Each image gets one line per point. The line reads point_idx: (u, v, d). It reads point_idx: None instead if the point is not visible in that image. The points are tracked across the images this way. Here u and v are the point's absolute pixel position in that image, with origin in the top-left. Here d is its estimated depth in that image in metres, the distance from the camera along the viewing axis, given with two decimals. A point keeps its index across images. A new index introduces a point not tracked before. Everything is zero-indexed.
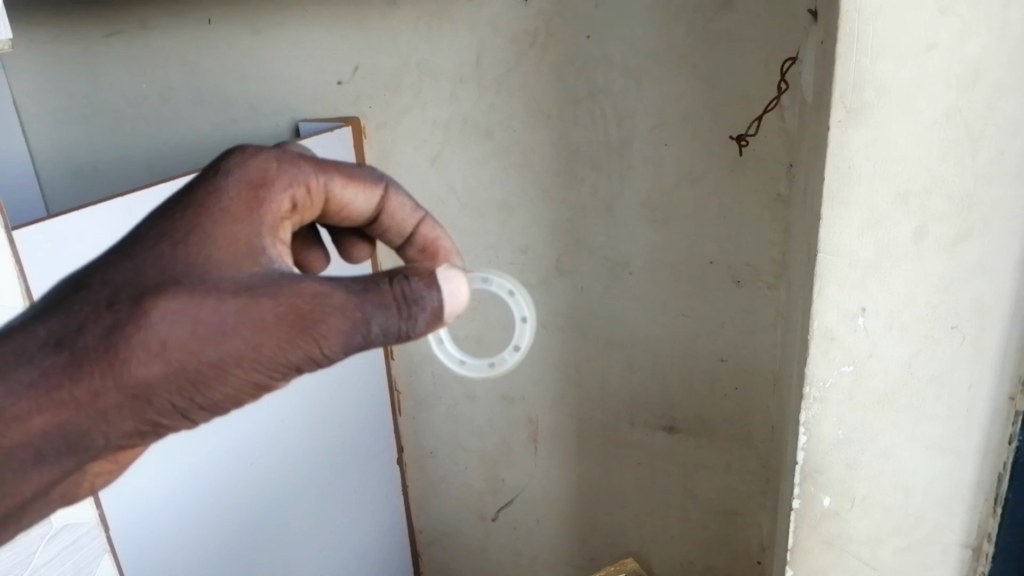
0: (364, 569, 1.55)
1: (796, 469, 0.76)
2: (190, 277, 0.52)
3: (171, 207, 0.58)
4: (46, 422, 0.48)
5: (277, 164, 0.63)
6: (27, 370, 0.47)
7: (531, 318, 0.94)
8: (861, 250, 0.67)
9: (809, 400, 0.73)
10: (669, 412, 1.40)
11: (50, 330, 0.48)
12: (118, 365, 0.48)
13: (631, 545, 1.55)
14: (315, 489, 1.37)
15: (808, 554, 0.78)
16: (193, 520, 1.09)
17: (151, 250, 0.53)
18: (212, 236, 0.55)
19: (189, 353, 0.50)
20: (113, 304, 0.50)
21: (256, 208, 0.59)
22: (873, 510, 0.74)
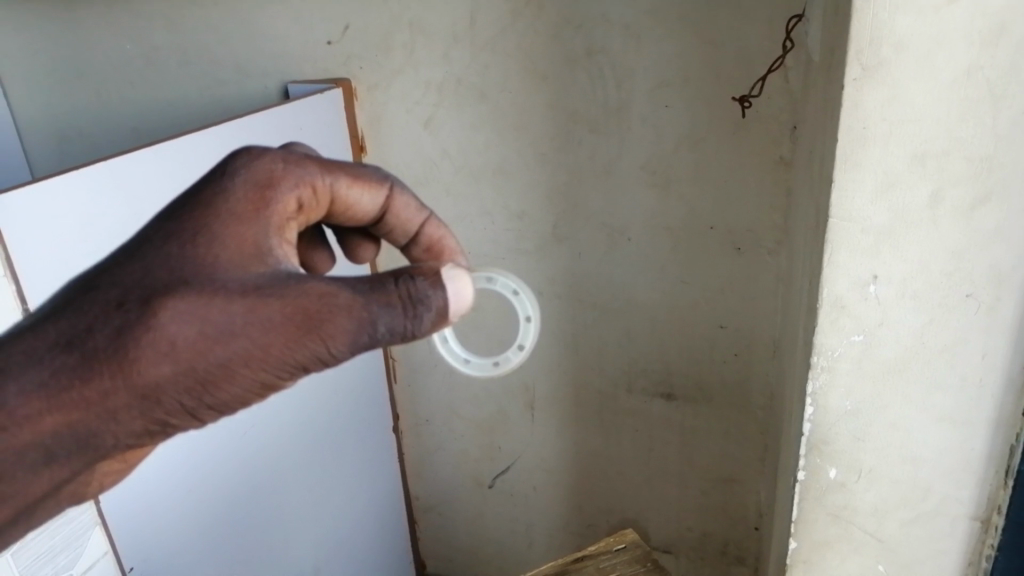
0: (364, 538, 1.56)
1: (802, 440, 0.74)
2: (197, 278, 0.51)
3: (177, 210, 0.55)
4: (58, 422, 0.48)
5: (283, 165, 0.60)
6: (37, 371, 0.47)
7: (535, 317, 0.87)
8: (874, 215, 0.64)
9: (817, 369, 0.71)
10: (668, 378, 1.38)
11: (60, 331, 0.48)
12: (127, 364, 0.48)
13: (628, 512, 1.54)
14: (316, 467, 1.36)
15: (812, 526, 0.77)
16: (195, 501, 1.09)
17: (158, 250, 0.52)
18: (218, 237, 0.53)
19: (197, 353, 0.49)
20: (123, 304, 0.49)
21: (262, 210, 0.57)
22: (880, 482, 0.73)
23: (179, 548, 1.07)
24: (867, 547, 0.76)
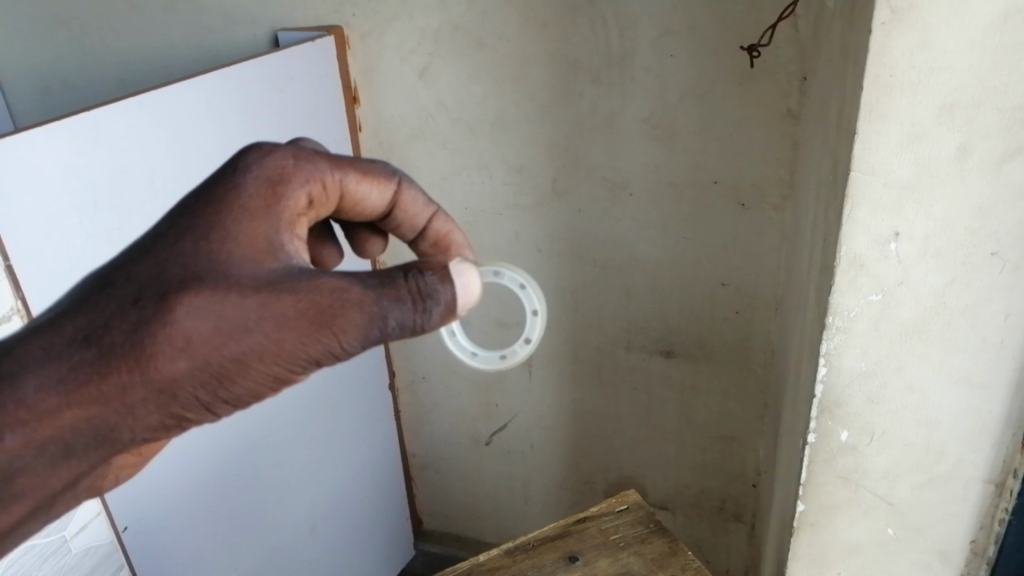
0: (362, 500, 1.56)
1: (813, 403, 0.72)
2: (211, 274, 0.50)
3: (191, 206, 0.54)
4: (76, 418, 0.47)
5: (294, 160, 0.59)
6: (55, 367, 0.47)
7: (543, 309, 0.86)
8: (899, 169, 0.61)
9: (832, 330, 0.68)
10: (667, 336, 1.36)
11: (77, 327, 0.48)
12: (144, 360, 0.47)
13: (626, 469, 1.54)
14: (315, 436, 1.37)
15: (821, 489, 0.75)
16: (192, 465, 1.08)
17: (172, 247, 0.51)
18: (231, 232, 0.52)
19: (212, 348, 0.49)
20: (138, 300, 0.49)
21: (272, 206, 0.55)
22: (893, 444, 0.71)
23: (175, 508, 1.07)
24: (877, 510, 0.74)
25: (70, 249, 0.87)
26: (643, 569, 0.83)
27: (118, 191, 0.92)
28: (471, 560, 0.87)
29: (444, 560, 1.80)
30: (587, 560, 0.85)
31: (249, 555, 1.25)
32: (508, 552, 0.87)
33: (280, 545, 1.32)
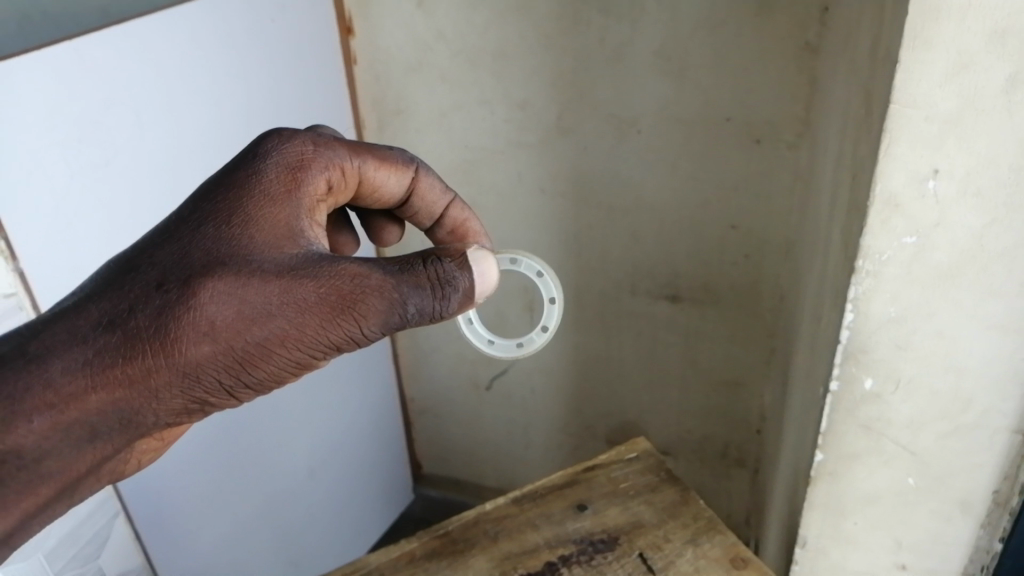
0: (363, 449, 1.56)
1: (838, 350, 0.69)
2: (233, 260, 0.54)
3: (212, 193, 0.58)
4: (102, 401, 0.52)
5: (313, 147, 0.64)
6: (83, 351, 0.51)
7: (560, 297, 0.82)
8: (943, 101, 0.57)
9: (862, 274, 0.64)
10: (674, 280, 1.32)
11: (106, 311, 0.52)
12: (169, 344, 0.52)
13: (628, 414, 1.52)
14: (317, 387, 1.36)
15: (842, 438, 0.72)
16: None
17: (195, 232, 0.55)
18: (253, 218, 0.57)
19: (237, 331, 0.53)
20: (163, 285, 0.53)
21: (291, 193, 0.60)
22: (920, 393, 0.68)
23: (172, 455, 1.04)
24: (898, 459, 0.72)
25: (53, 189, 0.83)
26: (654, 518, 0.81)
27: (105, 125, 0.87)
28: (476, 509, 0.85)
29: (443, 504, 1.79)
30: (595, 509, 0.83)
31: (244, 501, 1.23)
32: (514, 501, 0.85)
33: (282, 496, 1.32)
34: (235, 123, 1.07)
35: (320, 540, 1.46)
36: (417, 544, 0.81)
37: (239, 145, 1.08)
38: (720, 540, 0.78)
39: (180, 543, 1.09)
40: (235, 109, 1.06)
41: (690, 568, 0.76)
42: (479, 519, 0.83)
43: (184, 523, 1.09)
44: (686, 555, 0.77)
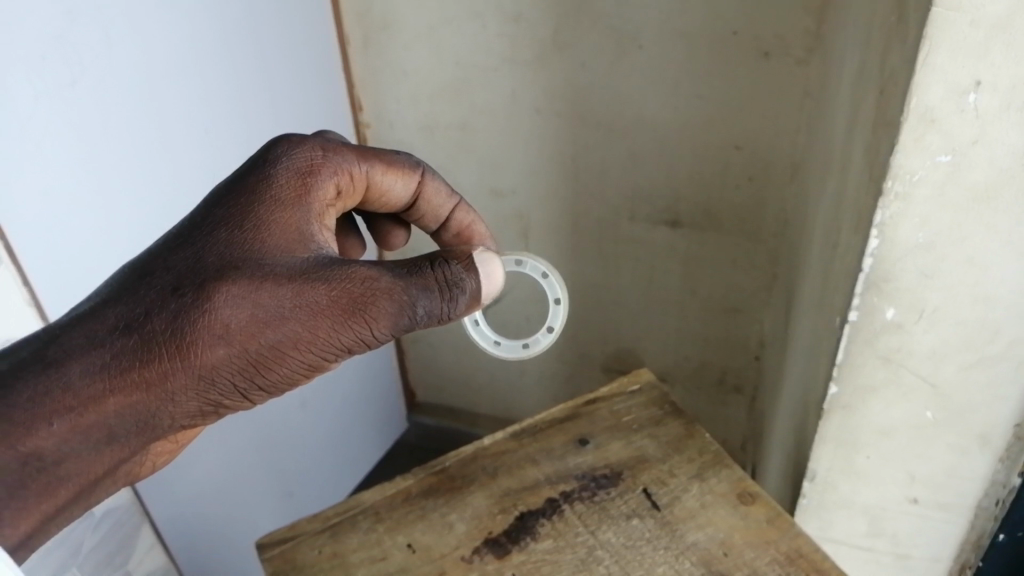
0: (356, 382, 1.53)
1: (859, 279, 0.64)
2: (247, 263, 0.54)
3: (223, 199, 0.58)
4: (121, 403, 0.50)
5: (323, 153, 0.63)
6: (101, 354, 0.50)
7: (565, 298, 0.80)
8: (991, 3, 0.51)
9: (890, 197, 0.60)
10: (674, 205, 1.27)
11: (123, 315, 0.51)
12: (186, 347, 0.51)
13: (624, 342, 1.49)
14: None
15: (859, 370, 0.69)
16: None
17: (208, 237, 0.54)
18: (265, 223, 0.56)
19: (252, 333, 0.53)
20: (179, 290, 0.52)
21: (303, 198, 0.59)
22: (944, 323, 0.64)
23: None
24: (917, 392, 0.68)
25: (16, 112, 0.76)
26: (658, 452, 0.78)
27: (70, 41, 0.80)
28: (474, 444, 0.82)
29: (437, 432, 1.78)
30: (597, 444, 0.80)
31: (235, 432, 1.20)
32: (514, 436, 0.82)
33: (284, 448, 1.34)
34: (209, 38, 0.99)
35: (315, 476, 1.46)
36: (412, 481, 0.78)
37: (215, 62, 1.01)
38: (726, 475, 0.76)
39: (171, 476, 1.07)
40: (208, 23, 0.99)
41: (696, 504, 0.73)
42: (477, 456, 0.80)
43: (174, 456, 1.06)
44: (691, 491, 0.74)
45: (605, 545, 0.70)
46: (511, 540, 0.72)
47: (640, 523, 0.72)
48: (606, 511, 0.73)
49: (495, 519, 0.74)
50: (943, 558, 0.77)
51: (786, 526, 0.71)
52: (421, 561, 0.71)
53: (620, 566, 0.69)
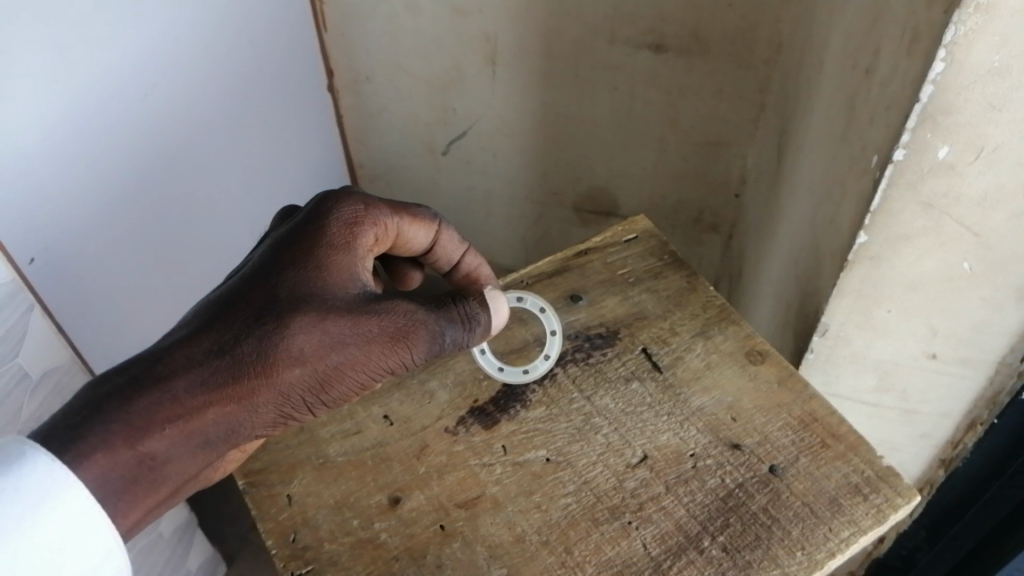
0: None
1: (912, 113, 0.54)
2: (316, 297, 0.52)
3: (284, 237, 0.55)
4: (213, 421, 0.48)
5: (364, 206, 0.58)
6: (198, 372, 0.48)
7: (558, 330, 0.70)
8: None
9: (970, 10, 0.48)
10: (659, 27, 1.12)
11: (213, 340, 0.49)
12: (271, 369, 0.49)
13: (597, 180, 1.38)
14: (259, 153, 1.15)
15: (897, 218, 0.61)
16: (89, 163, 0.83)
17: (276, 273, 0.52)
18: (324, 264, 0.53)
19: (324, 359, 0.51)
20: (261, 318, 0.50)
21: (353, 241, 0.56)
22: (1003, 165, 0.55)
23: (101, 247, 0.88)
24: (957, 241, 0.61)
25: None
26: (658, 309, 0.71)
27: None
28: None
29: None
30: (591, 300, 0.72)
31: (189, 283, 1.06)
32: None
33: None
34: None
35: None
36: None
37: None
38: (734, 332, 0.69)
39: (115, 330, 0.95)
40: None
41: (701, 365, 0.67)
42: None
43: (117, 305, 0.94)
44: (696, 350, 0.68)
45: (603, 412, 0.64)
46: (500, 409, 0.65)
47: (641, 387, 0.65)
48: (602, 374, 0.66)
49: (480, 386, 0.67)
50: (953, 414, 0.74)
51: (799, 387, 0.65)
52: (400, 434, 0.64)
53: (620, 434, 0.63)
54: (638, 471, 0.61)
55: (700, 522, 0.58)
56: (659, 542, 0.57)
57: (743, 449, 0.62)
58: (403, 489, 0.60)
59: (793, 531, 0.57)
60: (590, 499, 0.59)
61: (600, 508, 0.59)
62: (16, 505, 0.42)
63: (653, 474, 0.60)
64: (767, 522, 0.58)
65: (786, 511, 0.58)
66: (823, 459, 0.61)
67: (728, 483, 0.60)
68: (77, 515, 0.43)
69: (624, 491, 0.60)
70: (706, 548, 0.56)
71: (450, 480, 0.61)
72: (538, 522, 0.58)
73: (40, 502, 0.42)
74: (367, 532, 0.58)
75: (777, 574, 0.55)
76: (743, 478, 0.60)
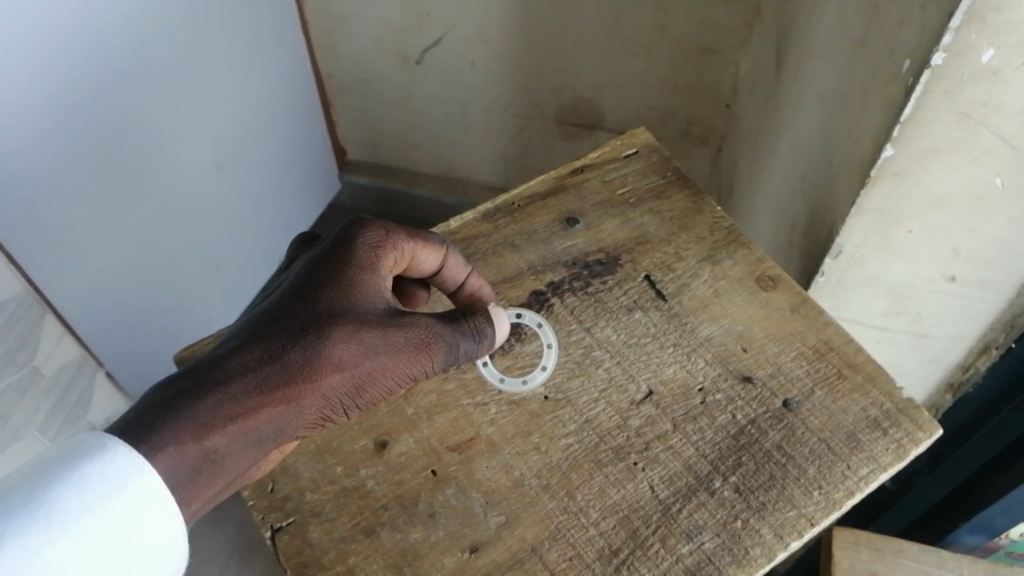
0: (282, 141, 1.28)
1: (957, 12, 0.48)
2: (356, 311, 0.47)
3: (318, 250, 0.50)
4: (260, 431, 0.45)
5: (386, 231, 0.51)
6: (248, 380, 0.45)
7: (556, 343, 0.60)
8: None
9: None
10: None
11: (262, 346, 0.46)
12: (314, 380, 0.46)
13: (581, 90, 1.28)
14: (216, 60, 1.05)
15: (927, 129, 0.55)
16: (19, 70, 0.75)
17: (314, 287, 0.48)
18: (358, 282, 0.48)
19: (370, 365, 0.47)
20: (304, 327, 0.46)
21: (377, 263, 0.50)
22: None
23: (35, 167, 0.80)
24: (992, 155, 0.56)
25: None
26: (661, 232, 0.65)
27: None
28: (438, 228, 0.67)
29: (377, 193, 1.54)
30: (589, 224, 0.66)
31: (147, 205, 0.99)
32: (486, 217, 0.68)
33: (218, 236, 1.16)
34: None
35: (259, 250, 1.28)
36: None
37: None
38: (743, 256, 0.64)
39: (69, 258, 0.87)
40: None
41: (708, 292, 0.62)
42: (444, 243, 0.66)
43: (67, 231, 0.86)
44: (702, 277, 0.63)
45: (604, 345, 0.59)
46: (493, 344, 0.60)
47: (644, 317, 0.61)
48: (602, 303, 0.61)
49: None
50: (967, 338, 0.70)
51: (813, 315, 0.61)
52: None
53: (623, 368, 0.58)
54: (644, 408, 0.56)
55: (711, 461, 0.54)
56: (667, 483, 0.53)
57: (755, 382, 0.57)
58: (390, 432, 0.56)
59: (809, 470, 0.54)
60: (592, 439, 0.55)
61: (603, 449, 0.55)
62: (98, 493, 0.39)
63: (660, 412, 0.56)
64: (781, 460, 0.54)
65: (802, 448, 0.54)
66: (839, 392, 0.57)
67: (740, 419, 0.56)
68: (154, 511, 0.41)
69: (628, 430, 0.55)
70: (718, 489, 0.53)
71: (441, 421, 0.56)
72: (537, 465, 0.54)
73: (124, 493, 0.40)
74: (352, 481, 0.53)
75: (793, 515, 0.52)
76: (756, 413, 0.56)
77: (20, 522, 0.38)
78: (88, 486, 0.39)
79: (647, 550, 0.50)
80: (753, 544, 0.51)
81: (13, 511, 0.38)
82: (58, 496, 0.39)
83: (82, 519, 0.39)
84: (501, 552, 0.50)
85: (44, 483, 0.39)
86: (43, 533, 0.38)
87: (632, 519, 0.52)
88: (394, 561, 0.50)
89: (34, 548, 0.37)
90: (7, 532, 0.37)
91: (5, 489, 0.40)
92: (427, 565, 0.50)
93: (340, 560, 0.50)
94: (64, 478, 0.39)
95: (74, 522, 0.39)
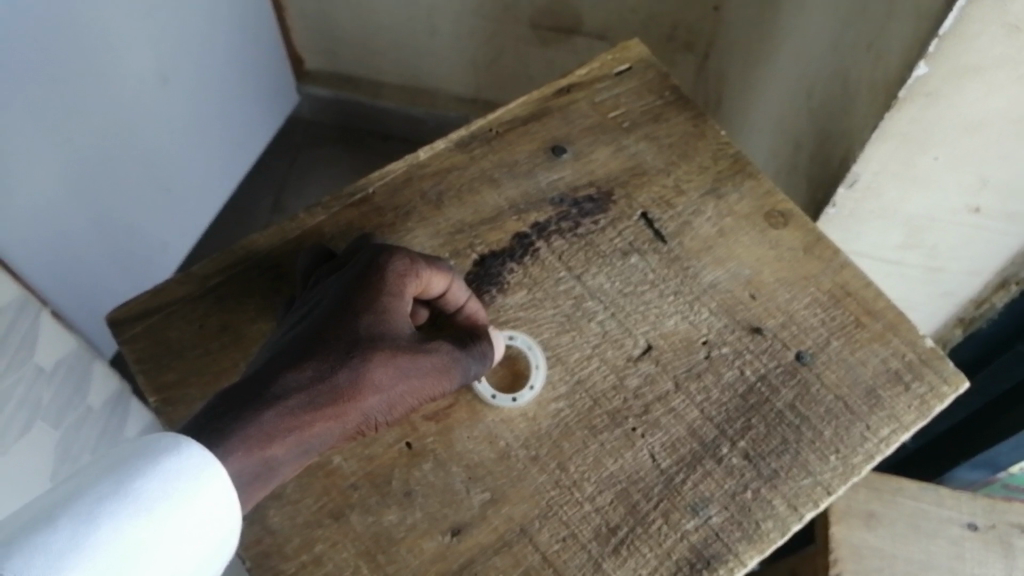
0: (230, 51, 1.14)
1: None
2: (393, 337, 0.42)
3: (346, 273, 0.45)
4: (300, 461, 0.39)
5: (413, 258, 0.45)
6: (294, 407, 0.38)
7: (544, 365, 0.50)
8: None
9: None
10: None
11: (312, 362, 0.40)
12: (356, 406, 0.40)
13: None
14: None
15: (970, 42, 0.48)
16: None
17: (347, 311, 0.42)
18: (391, 308, 0.43)
19: (417, 385, 0.43)
20: (346, 351, 0.41)
21: (404, 290, 0.44)
22: None
23: None
24: None
25: None
26: (658, 161, 0.58)
27: None
28: (406, 160, 0.59)
29: (338, 105, 1.42)
30: (578, 153, 0.59)
31: (82, 130, 0.88)
32: (461, 146, 0.59)
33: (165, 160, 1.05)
34: None
35: (211, 173, 1.18)
36: (325, 217, 0.56)
37: None
38: (750, 189, 0.57)
39: None
40: None
41: (712, 232, 0.55)
42: (413, 179, 0.58)
43: None
44: (706, 214, 0.56)
45: (597, 295, 0.53)
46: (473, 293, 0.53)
47: (642, 262, 0.54)
48: (594, 247, 0.55)
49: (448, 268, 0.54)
50: (982, 273, 0.66)
51: (828, 255, 0.54)
52: None
53: (618, 321, 0.52)
54: (642, 366, 0.50)
55: (717, 425, 0.48)
56: (669, 451, 0.48)
57: (764, 333, 0.51)
58: None
59: (825, 432, 0.48)
60: (585, 403, 0.49)
61: (597, 414, 0.49)
62: (178, 484, 0.34)
63: (659, 369, 0.50)
64: (795, 422, 0.48)
65: (817, 407, 0.49)
66: (858, 342, 0.51)
67: (748, 376, 0.50)
68: (224, 511, 0.35)
69: (625, 391, 0.50)
70: (725, 456, 0.47)
71: None
72: (524, 433, 0.48)
73: (202, 485, 0.34)
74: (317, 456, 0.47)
75: (809, 483, 0.47)
76: (766, 369, 0.50)
77: (97, 511, 0.32)
78: (169, 474, 0.34)
79: (648, 528, 0.45)
80: (765, 517, 0.46)
81: (90, 497, 0.33)
82: (140, 488, 0.34)
83: (162, 509, 0.34)
84: (486, 534, 0.45)
85: (124, 470, 0.34)
86: (120, 523, 0.33)
87: (632, 493, 0.46)
88: (367, 548, 0.45)
89: (108, 541, 0.32)
90: (81, 522, 0.32)
91: (86, 477, 0.34)
92: (404, 551, 0.45)
93: (305, 548, 0.45)
94: (144, 466, 0.34)
95: (153, 512, 0.33)
